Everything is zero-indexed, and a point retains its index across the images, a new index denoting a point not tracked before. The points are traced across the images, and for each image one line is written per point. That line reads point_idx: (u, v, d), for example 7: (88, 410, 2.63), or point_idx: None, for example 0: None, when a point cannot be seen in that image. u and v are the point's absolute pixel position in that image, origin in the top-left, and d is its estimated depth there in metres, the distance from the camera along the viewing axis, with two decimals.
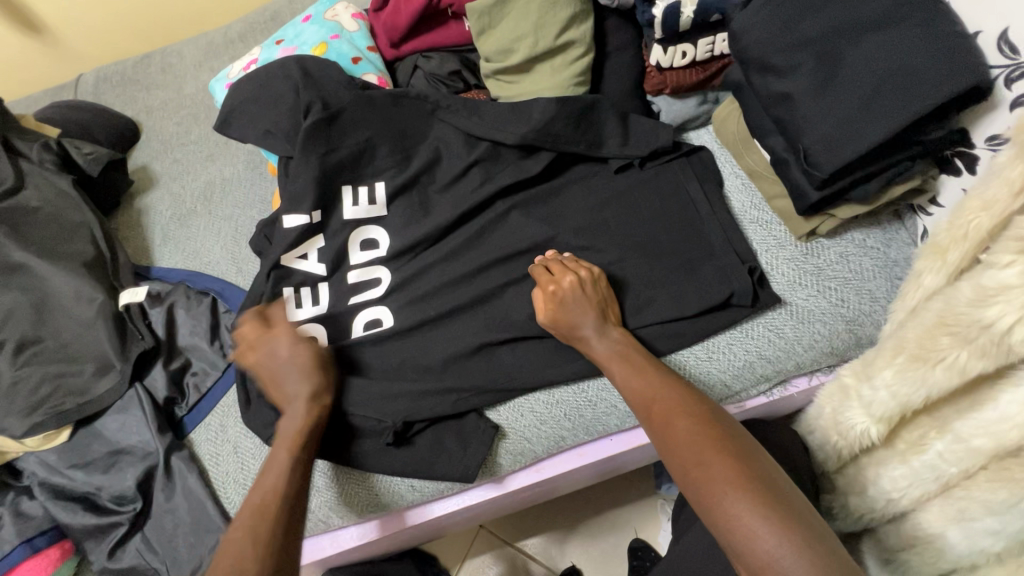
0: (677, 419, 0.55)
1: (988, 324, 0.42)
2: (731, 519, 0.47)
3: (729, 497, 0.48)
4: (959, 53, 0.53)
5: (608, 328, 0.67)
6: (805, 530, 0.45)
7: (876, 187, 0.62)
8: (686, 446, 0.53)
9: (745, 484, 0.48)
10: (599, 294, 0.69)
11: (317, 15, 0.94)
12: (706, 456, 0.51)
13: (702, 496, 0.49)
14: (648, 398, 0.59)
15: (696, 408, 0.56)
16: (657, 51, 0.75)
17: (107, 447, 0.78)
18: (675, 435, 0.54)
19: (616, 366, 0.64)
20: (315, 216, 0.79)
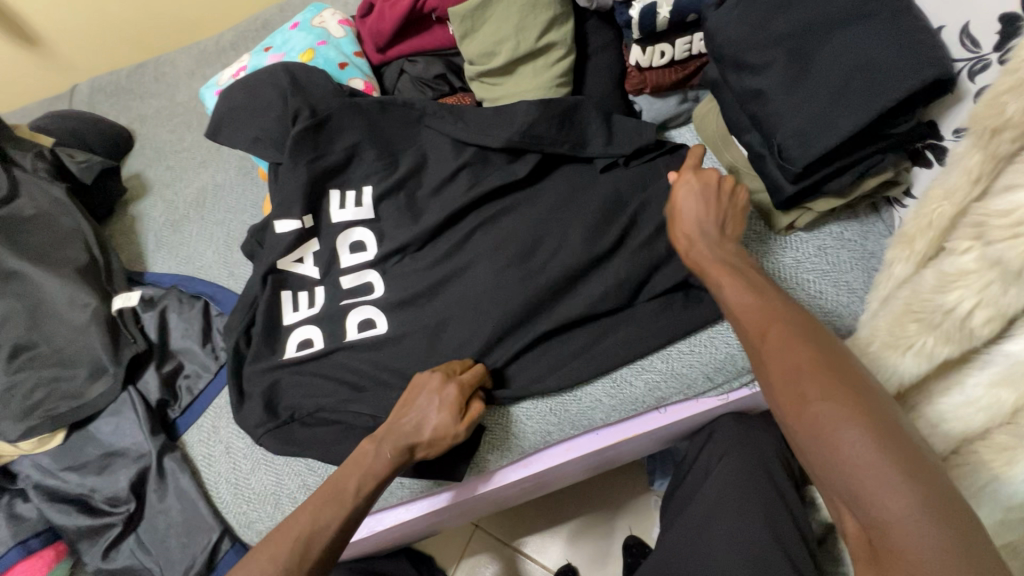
0: (786, 338, 0.46)
1: (950, 309, 0.43)
2: (843, 452, 0.40)
3: (842, 425, 0.40)
4: (924, 46, 0.54)
5: (725, 242, 0.61)
6: (932, 476, 0.38)
7: (850, 180, 0.64)
8: (792, 369, 0.44)
9: (861, 412, 0.40)
10: (721, 201, 0.64)
11: (305, 22, 0.96)
12: (816, 379, 0.43)
13: (807, 422, 0.42)
14: (757, 317, 0.50)
15: (810, 329, 0.47)
16: (636, 52, 0.77)
17: (100, 449, 0.79)
18: (779, 355, 0.45)
19: (727, 283, 0.56)
20: (306, 220, 0.81)
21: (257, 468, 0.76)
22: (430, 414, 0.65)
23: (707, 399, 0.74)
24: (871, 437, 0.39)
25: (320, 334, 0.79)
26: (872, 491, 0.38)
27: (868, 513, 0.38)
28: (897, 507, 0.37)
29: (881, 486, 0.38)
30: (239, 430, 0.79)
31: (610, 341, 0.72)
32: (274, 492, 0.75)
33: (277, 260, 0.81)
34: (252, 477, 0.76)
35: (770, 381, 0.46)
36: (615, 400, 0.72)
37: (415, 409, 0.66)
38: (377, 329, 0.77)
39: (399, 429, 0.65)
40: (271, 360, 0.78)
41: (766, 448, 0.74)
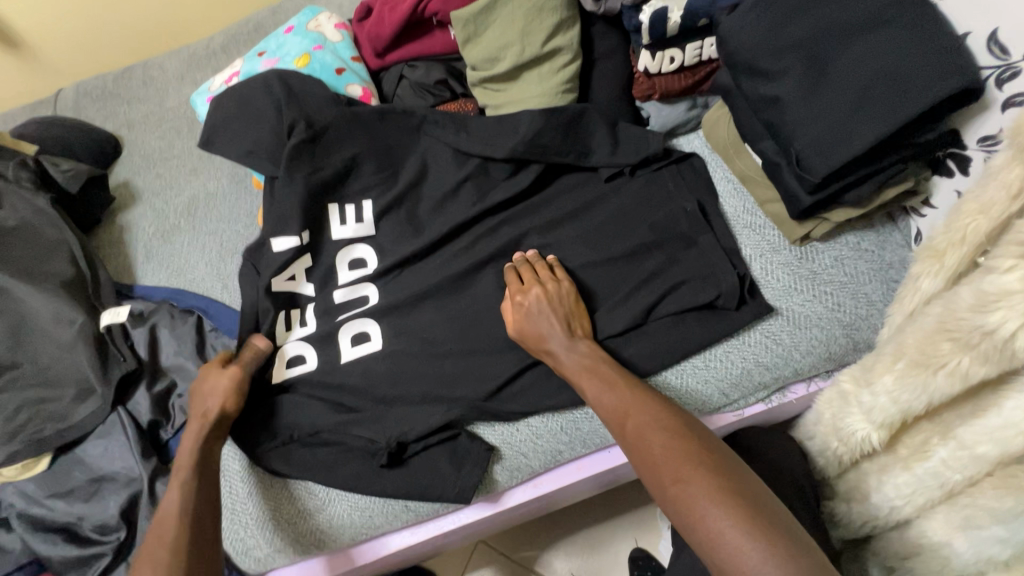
0: (631, 411, 0.57)
1: (991, 329, 0.41)
2: (710, 530, 0.46)
3: (701, 502, 0.47)
4: (950, 53, 0.52)
5: (575, 340, 0.66)
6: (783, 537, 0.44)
7: (869, 190, 0.62)
8: (653, 451, 0.53)
9: (715, 487, 0.48)
10: (566, 307, 0.68)
11: (300, 25, 0.93)
12: (675, 461, 0.51)
13: (675, 503, 0.49)
14: (616, 406, 0.59)
15: (647, 394, 0.59)
16: (646, 57, 0.74)
17: (88, 474, 0.76)
18: (631, 431, 0.56)
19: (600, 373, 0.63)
20: (305, 238, 0.77)
21: (253, 492, 0.72)
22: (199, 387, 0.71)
23: (723, 415, 0.71)
24: (725, 508, 0.46)
25: (312, 350, 0.76)
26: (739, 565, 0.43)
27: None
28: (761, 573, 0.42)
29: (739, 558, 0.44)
30: (234, 452, 0.75)
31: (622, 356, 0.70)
32: (272, 517, 0.71)
33: (269, 279, 0.76)
34: (249, 503, 0.72)
35: (645, 470, 0.53)
36: None
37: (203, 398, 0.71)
38: (375, 344, 0.75)
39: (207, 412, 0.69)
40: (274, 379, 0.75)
41: None
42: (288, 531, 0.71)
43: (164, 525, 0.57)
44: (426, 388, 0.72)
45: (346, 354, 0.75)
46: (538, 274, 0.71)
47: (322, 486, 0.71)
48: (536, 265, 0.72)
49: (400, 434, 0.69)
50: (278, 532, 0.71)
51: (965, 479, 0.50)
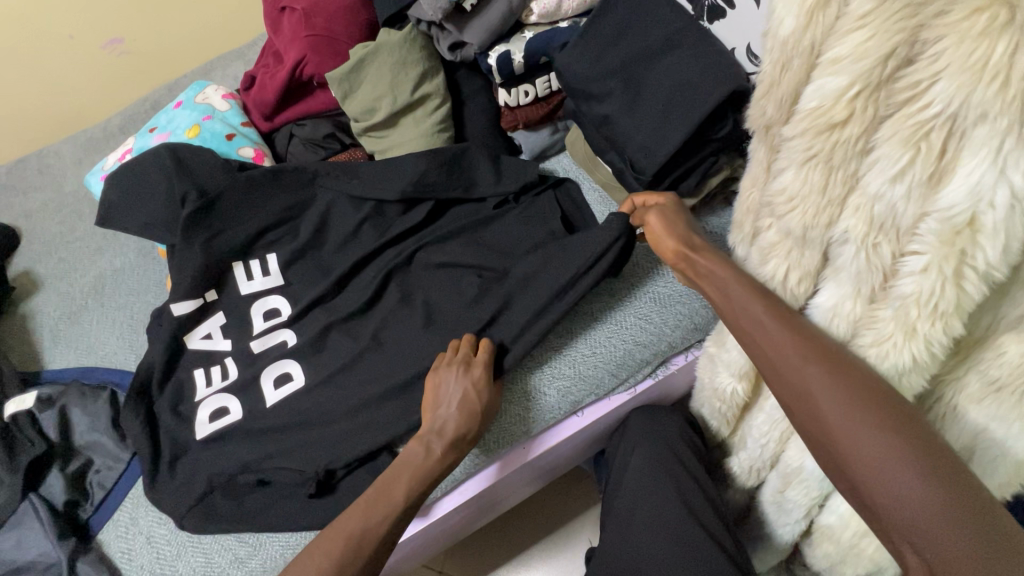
0: (773, 340, 0.50)
1: (769, 275, 0.51)
2: (887, 491, 0.43)
3: (873, 449, 0.44)
4: (723, 64, 0.65)
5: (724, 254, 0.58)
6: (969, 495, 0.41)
7: (696, 181, 0.73)
8: (819, 387, 0.47)
9: (898, 437, 0.43)
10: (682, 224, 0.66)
11: (188, 100, 0.98)
12: (842, 406, 0.45)
13: (844, 450, 0.45)
14: (741, 316, 0.52)
15: (800, 321, 0.49)
16: (504, 93, 0.85)
17: (2, 569, 0.73)
18: (775, 361, 0.50)
19: (732, 291, 0.54)
20: (209, 295, 0.82)
21: (184, 552, 0.73)
22: (458, 393, 0.68)
23: (617, 394, 0.80)
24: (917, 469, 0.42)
25: (235, 402, 0.78)
26: (920, 521, 0.41)
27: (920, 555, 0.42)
28: (934, 528, 0.41)
29: (912, 512, 0.42)
30: (160, 516, 0.76)
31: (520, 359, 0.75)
32: (205, 573, 0.71)
33: (184, 337, 0.82)
34: (179, 562, 0.73)
35: (799, 405, 0.48)
36: (534, 411, 0.76)
37: (439, 398, 0.69)
38: (296, 380, 0.78)
39: (436, 425, 0.68)
40: (197, 437, 0.77)
41: (672, 430, 0.80)
42: None
43: (346, 524, 0.61)
44: (344, 419, 0.74)
45: (270, 398, 0.77)
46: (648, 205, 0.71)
47: (252, 533, 0.72)
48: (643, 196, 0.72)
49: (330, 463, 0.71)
50: None
51: None
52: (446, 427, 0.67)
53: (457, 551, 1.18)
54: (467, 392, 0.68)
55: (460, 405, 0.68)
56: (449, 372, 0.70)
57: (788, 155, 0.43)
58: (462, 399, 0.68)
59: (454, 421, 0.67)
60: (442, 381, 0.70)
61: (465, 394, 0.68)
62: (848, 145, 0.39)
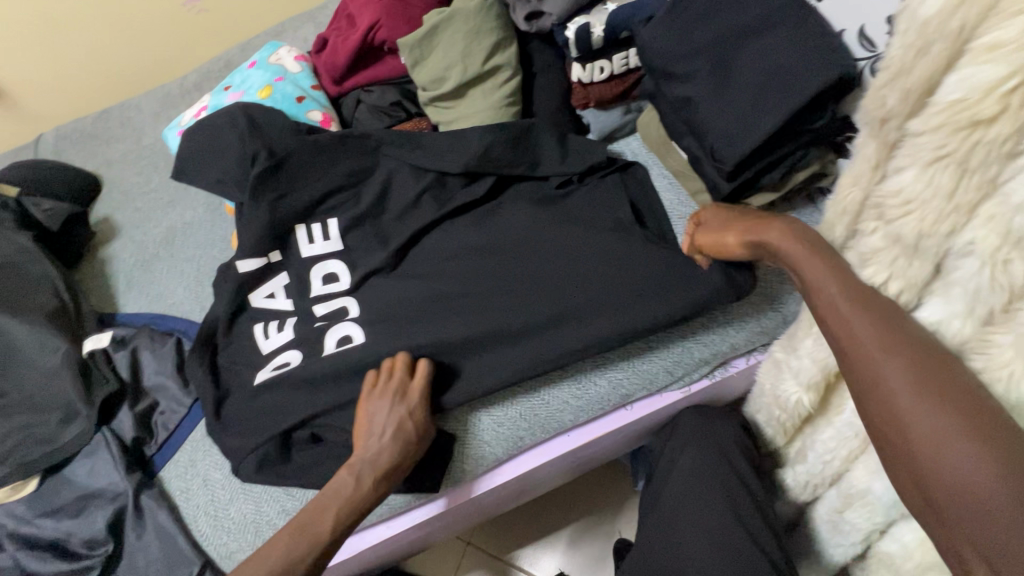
0: (834, 311, 0.47)
1: (863, 285, 0.47)
2: (958, 479, 0.37)
3: (923, 415, 0.40)
4: (829, 48, 0.59)
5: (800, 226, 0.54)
6: None
7: (780, 175, 0.68)
8: (866, 358, 0.44)
9: (952, 405, 0.39)
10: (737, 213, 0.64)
11: (262, 60, 0.99)
12: (894, 370, 0.42)
13: (892, 418, 0.42)
14: (814, 284, 0.50)
15: (884, 307, 0.45)
16: (577, 69, 0.81)
17: (75, 492, 0.79)
18: (836, 330, 0.47)
19: (801, 266, 0.51)
20: (273, 257, 0.84)
21: (236, 497, 0.77)
22: (371, 423, 0.69)
23: (670, 392, 0.77)
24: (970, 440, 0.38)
25: (298, 356, 0.80)
26: (972, 494, 0.37)
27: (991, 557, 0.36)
28: (982, 499, 0.36)
29: (961, 488, 0.37)
30: (216, 461, 0.80)
31: (572, 344, 0.73)
32: (254, 519, 0.75)
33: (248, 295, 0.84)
34: (231, 506, 0.76)
35: (873, 394, 0.43)
36: (582, 400, 0.75)
37: (364, 425, 0.70)
38: (354, 343, 0.78)
39: (369, 451, 0.68)
40: (258, 381, 0.79)
41: (724, 434, 0.77)
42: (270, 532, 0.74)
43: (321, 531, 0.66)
44: None
45: (329, 349, 0.79)
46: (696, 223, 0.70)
47: (299, 488, 0.75)
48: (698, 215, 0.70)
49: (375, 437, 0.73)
50: (259, 533, 0.74)
51: None
52: (376, 457, 0.68)
53: (487, 526, 1.20)
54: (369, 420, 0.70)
55: (394, 434, 0.69)
56: (373, 400, 0.71)
57: (912, 151, 0.40)
58: (395, 428, 0.69)
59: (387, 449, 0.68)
60: (370, 413, 0.70)
61: (397, 423, 0.69)
62: (992, 146, 0.36)
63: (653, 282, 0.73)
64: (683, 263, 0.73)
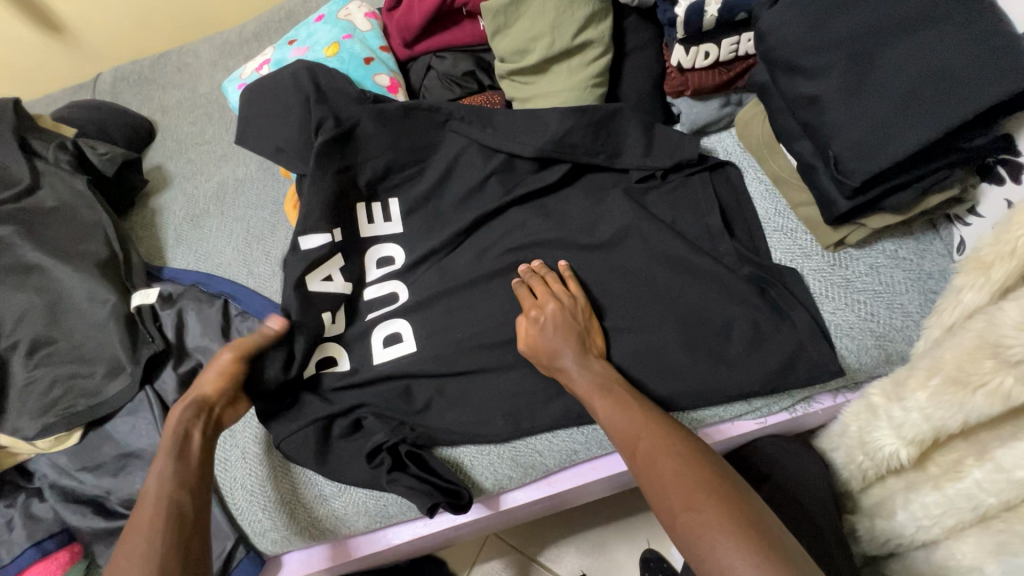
0: (666, 463, 0.53)
1: None
2: (712, 552, 0.46)
3: (721, 550, 0.46)
4: (1008, 55, 0.49)
5: (590, 359, 0.65)
6: (787, 556, 0.45)
7: (911, 197, 0.59)
8: (646, 461, 0.55)
9: (749, 543, 0.45)
10: (577, 320, 0.68)
11: (330, 14, 0.93)
12: (709, 512, 0.48)
13: (696, 552, 0.47)
14: (628, 431, 0.58)
15: (653, 418, 0.58)
16: (680, 52, 0.72)
17: (116, 450, 0.78)
18: (652, 474, 0.53)
19: (592, 402, 0.62)
20: (338, 236, 0.76)
21: (274, 476, 0.75)
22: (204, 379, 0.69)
23: (743, 420, 0.71)
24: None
25: (340, 349, 0.77)
26: None
27: None
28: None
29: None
30: (257, 435, 0.78)
31: (643, 359, 0.68)
32: (290, 501, 0.73)
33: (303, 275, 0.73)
34: (269, 485, 0.74)
35: (654, 493, 0.53)
36: None
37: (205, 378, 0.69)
38: (404, 343, 0.76)
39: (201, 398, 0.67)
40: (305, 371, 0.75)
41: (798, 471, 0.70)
42: (306, 515, 0.73)
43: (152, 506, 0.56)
44: (446, 380, 0.73)
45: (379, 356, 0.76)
46: (551, 289, 0.70)
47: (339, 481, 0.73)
48: (549, 279, 0.72)
49: (424, 436, 0.71)
50: (295, 515, 0.73)
51: (1000, 502, 0.48)
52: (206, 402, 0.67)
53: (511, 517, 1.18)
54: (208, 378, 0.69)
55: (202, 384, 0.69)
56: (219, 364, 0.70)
57: None
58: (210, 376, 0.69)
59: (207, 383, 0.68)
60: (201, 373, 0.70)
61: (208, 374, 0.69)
62: None
63: (739, 305, 0.67)
64: (773, 287, 0.67)
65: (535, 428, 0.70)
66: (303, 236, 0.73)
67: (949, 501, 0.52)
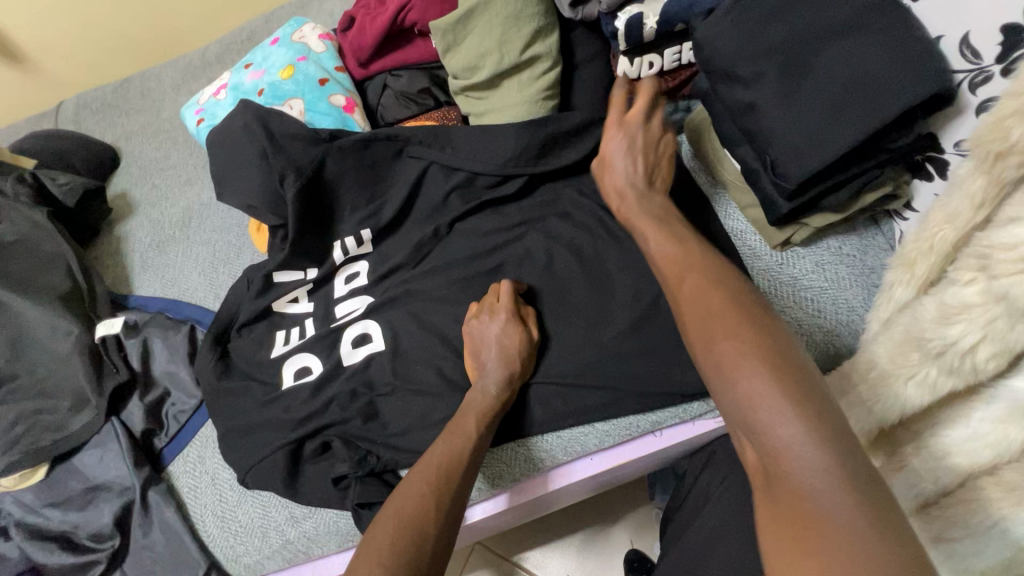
0: (713, 293, 0.47)
1: (952, 342, 0.41)
2: (743, 386, 0.41)
3: (755, 385, 0.41)
4: (923, 59, 0.51)
5: (652, 194, 0.61)
6: (818, 397, 0.40)
7: (847, 196, 0.62)
8: (688, 291, 0.49)
9: (787, 381, 0.40)
10: (652, 152, 0.64)
11: (285, 37, 0.93)
12: (748, 344, 0.43)
13: (725, 383, 0.42)
14: (672, 262, 0.52)
15: (701, 254, 0.52)
16: (624, 63, 0.75)
17: (83, 483, 0.77)
18: (693, 303, 0.48)
19: (645, 220, 0.58)
20: (310, 272, 0.83)
21: (244, 500, 0.75)
22: (497, 342, 0.69)
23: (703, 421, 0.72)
24: (807, 423, 0.38)
25: (318, 363, 0.79)
26: (762, 409, 0.40)
27: (768, 453, 0.39)
28: (819, 478, 0.36)
29: (798, 469, 0.37)
30: (224, 460, 0.78)
31: (603, 366, 0.70)
32: (261, 524, 0.74)
33: (272, 303, 0.83)
34: (239, 509, 0.75)
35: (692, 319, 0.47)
36: (608, 425, 0.72)
37: (483, 351, 0.70)
38: (373, 343, 0.78)
39: (483, 371, 0.69)
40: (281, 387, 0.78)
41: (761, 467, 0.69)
42: (276, 539, 0.73)
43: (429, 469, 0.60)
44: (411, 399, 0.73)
45: (350, 358, 0.77)
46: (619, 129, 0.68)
47: (304, 508, 0.73)
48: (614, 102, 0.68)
49: (391, 463, 0.71)
50: (265, 539, 0.73)
51: None
52: (505, 351, 0.69)
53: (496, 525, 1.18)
54: (509, 340, 0.69)
55: (501, 349, 0.69)
56: (480, 332, 0.71)
57: None
58: (499, 345, 0.69)
59: (497, 383, 0.67)
60: (480, 329, 0.71)
61: (502, 343, 0.69)
62: None
63: None
64: None
65: (500, 438, 0.72)
66: (279, 273, 0.83)
67: None
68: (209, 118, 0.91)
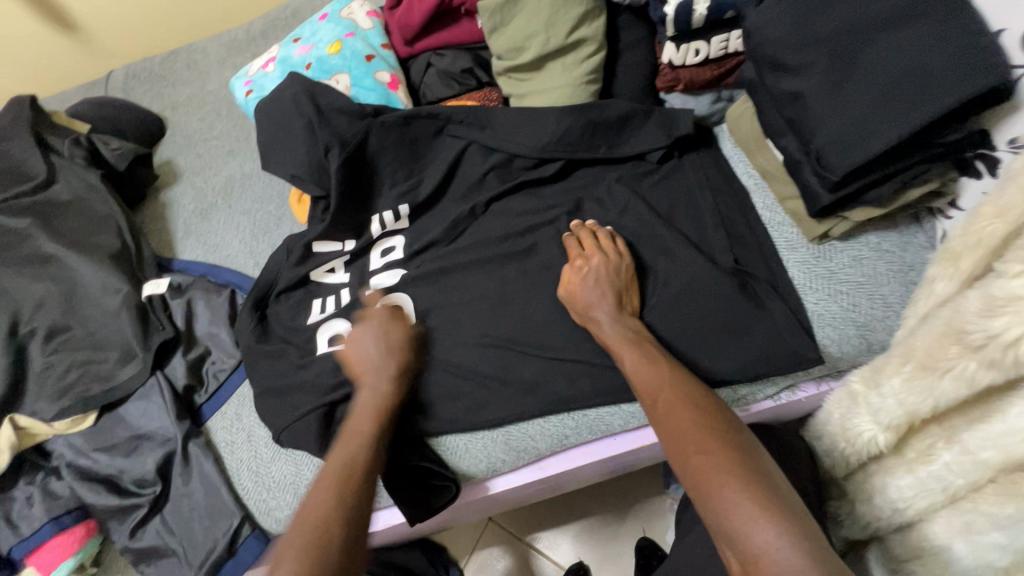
0: (685, 415, 0.54)
1: (994, 334, 0.41)
2: (722, 497, 0.47)
3: (729, 489, 0.47)
4: (981, 52, 0.51)
5: (622, 315, 0.68)
6: (787, 504, 0.46)
7: (891, 190, 0.61)
8: (662, 411, 0.56)
9: (759, 492, 0.46)
10: (617, 277, 0.70)
11: (333, 13, 0.95)
12: (721, 458, 0.49)
13: (704, 493, 0.49)
14: (652, 384, 0.59)
15: (672, 374, 0.59)
16: (670, 49, 0.75)
17: (129, 432, 0.81)
18: (670, 421, 0.55)
19: (626, 356, 0.64)
20: (348, 244, 0.85)
21: (277, 458, 0.79)
22: None
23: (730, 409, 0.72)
24: (775, 524, 0.44)
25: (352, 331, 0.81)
26: (738, 521, 0.46)
27: (749, 559, 0.44)
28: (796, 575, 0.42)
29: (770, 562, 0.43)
30: (260, 420, 0.82)
31: None
32: (293, 481, 0.77)
33: (310, 271, 0.86)
34: (273, 465, 0.78)
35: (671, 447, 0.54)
36: (633, 408, 0.73)
37: None
38: (405, 315, 0.80)
39: None
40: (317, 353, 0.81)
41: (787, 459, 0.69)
42: (307, 497, 0.76)
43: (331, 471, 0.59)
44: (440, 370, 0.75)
45: (380, 330, 0.79)
46: (600, 244, 0.73)
47: None
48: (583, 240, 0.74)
49: (420, 431, 0.73)
50: (297, 496, 0.76)
51: (967, 484, 0.50)
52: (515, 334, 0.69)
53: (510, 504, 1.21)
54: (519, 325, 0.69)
55: None
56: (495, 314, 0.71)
57: None
58: None
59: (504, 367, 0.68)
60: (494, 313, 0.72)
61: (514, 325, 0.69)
62: None
63: (722, 297, 0.69)
64: (754, 281, 0.69)
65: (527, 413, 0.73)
66: (318, 243, 0.85)
67: (919, 485, 0.54)
68: (257, 90, 0.94)
